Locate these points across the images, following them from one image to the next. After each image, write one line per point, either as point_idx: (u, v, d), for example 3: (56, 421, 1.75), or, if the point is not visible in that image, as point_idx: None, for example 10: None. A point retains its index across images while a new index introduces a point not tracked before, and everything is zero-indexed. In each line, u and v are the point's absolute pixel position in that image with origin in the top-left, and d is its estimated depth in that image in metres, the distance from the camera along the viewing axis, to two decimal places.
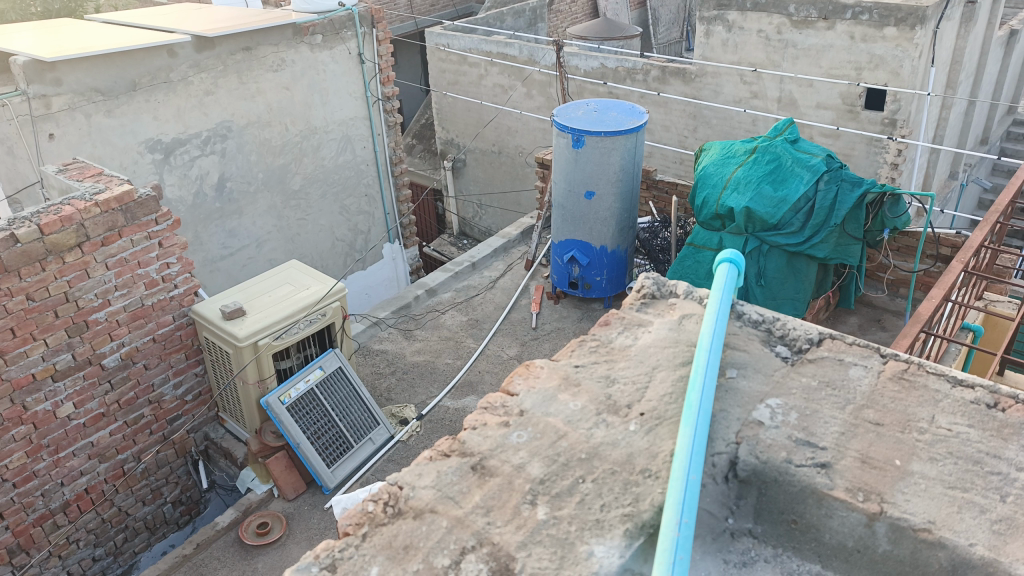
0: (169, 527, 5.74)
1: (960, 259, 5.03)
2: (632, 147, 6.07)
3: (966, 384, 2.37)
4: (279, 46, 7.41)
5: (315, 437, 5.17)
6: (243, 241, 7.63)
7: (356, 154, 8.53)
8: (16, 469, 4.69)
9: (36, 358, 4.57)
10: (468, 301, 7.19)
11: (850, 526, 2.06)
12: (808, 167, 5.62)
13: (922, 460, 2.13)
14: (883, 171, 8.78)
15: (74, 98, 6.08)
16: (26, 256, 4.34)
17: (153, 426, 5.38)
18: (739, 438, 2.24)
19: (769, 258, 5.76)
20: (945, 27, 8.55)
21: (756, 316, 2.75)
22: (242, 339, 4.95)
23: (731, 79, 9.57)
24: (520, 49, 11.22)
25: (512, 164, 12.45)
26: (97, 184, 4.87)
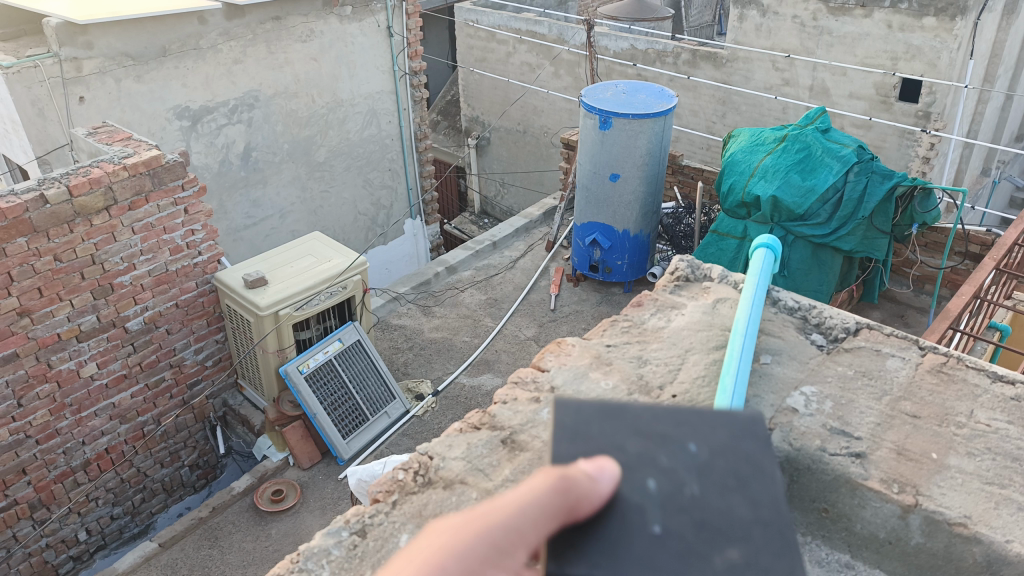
0: (185, 489, 5.85)
1: (993, 257, 4.93)
2: (659, 131, 5.99)
3: (1006, 380, 2.33)
4: (309, 17, 7.36)
5: (332, 408, 5.23)
6: (267, 211, 7.66)
7: (381, 129, 8.52)
8: (39, 427, 4.76)
9: (62, 318, 4.63)
10: (487, 280, 7.18)
11: (883, 517, 2.04)
12: (838, 158, 5.52)
13: (959, 454, 2.11)
14: (914, 164, 8.60)
15: (105, 62, 6.09)
16: (54, 217, 4.39)
17: (173, 391, 5.45)
18: (773, 424, 2.23)
19: (794, 248, 5.68)
20: (987, 19, 8.31)
21: (792, 303, 2.73)
22: (263, 309, 4.98)
23: (763, 65, 9.42)
24: (549, 27, 11.12)
25: (537, 144, 12.36)
26: (125, 149, 4.90)
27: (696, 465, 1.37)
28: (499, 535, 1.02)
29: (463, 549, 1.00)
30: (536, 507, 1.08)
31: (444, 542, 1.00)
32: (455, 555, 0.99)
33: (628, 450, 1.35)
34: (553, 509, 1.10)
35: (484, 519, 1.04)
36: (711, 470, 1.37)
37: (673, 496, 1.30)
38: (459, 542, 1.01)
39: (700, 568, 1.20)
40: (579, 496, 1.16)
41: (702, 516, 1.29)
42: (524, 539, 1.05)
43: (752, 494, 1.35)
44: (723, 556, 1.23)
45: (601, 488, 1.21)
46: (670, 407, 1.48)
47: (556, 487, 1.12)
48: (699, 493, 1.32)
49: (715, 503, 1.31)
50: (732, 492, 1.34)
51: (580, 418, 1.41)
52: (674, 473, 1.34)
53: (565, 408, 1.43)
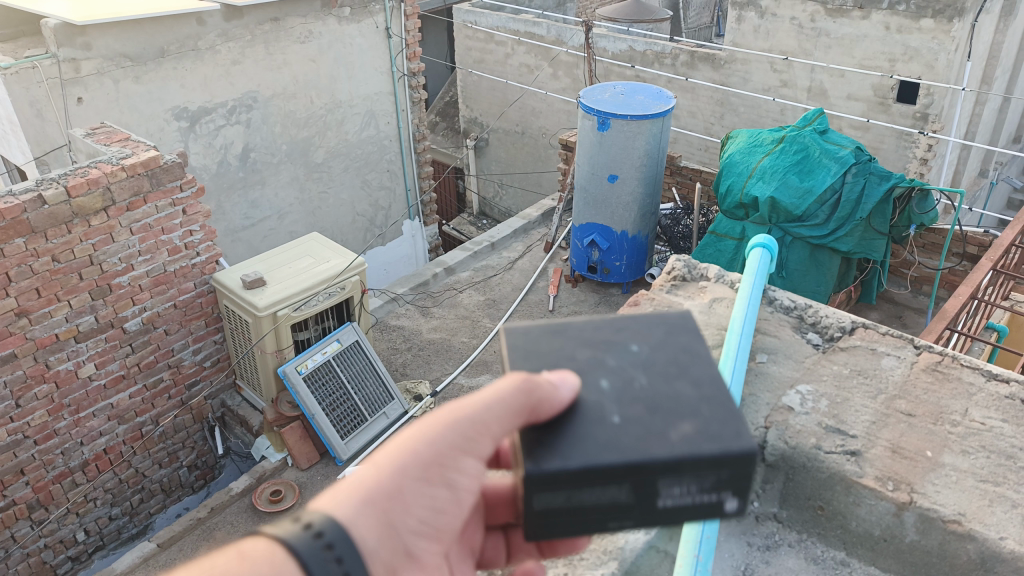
0: (183, 490, 5.85)
1: (990, 258, 4.94)
2: (657, 132, 6.00)
3: (1001, 379, 2.35)
4: (308, 18, 7.37)
5: (330, 409, 5.23)
6: (265, 212, 7.67)
7: (380, 130, 8.53)
8: (37, 427, 4.76)
9: (60, 319, 4.63)
10: (486, 281, 7.19)
11: (877, 515, 2.05)
12: (836, 159, 5.53)
13: (954, 452, 2.12)
14: (912, 166, 8.61)
15: (104, 63, 6.09)
16: (53, 217, 4.39)
17: (171, 391, 5.45)
18: (768, 422, 2.24)
19: (792, 249, 5.70)
20: (985, 21, 8.33)
21: (788, 302, 2.74)
22: (262, 309, 4.98)
23: (761, 67, 9.43)
24: (548, 28, 11.13)
25: (535, 145, 12.37)
26: (123, 149, 4.90)
27: (639, 358, 1.41)
28: (461, 430, 1.16)
29: (431, 441, 1.14)
30: (501, 406, 1.18)
31: (408, 434, 1.14)
32: (423, 442, 1.14)
33: (576, 358, 1.41)
34: (518, 408, 1.19)
35: (450, 418, 1.16)
36: (655, 360, 1.41)
37: (624, 390, 1.33)
38: (424, 434, 1.15)
39: (661, 442, 1.23)
40: (543, 400, 1.24)
41: (657, 404, 1.31)
42: (488, 431, 1.18)
43: (694, 375, 1.36)
44: (677, 429, 1.24)
45: (564, 393, 1.28)
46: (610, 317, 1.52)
47: (520, 387, 1.21)
48: (648, 383, 1.35)
49: (664, 391, 1.34)
50: (679, 376, 1.37)
51: (529, 340, 1.45)
52: (623, 371, 1.38)
53: (513, 335, 1.47)
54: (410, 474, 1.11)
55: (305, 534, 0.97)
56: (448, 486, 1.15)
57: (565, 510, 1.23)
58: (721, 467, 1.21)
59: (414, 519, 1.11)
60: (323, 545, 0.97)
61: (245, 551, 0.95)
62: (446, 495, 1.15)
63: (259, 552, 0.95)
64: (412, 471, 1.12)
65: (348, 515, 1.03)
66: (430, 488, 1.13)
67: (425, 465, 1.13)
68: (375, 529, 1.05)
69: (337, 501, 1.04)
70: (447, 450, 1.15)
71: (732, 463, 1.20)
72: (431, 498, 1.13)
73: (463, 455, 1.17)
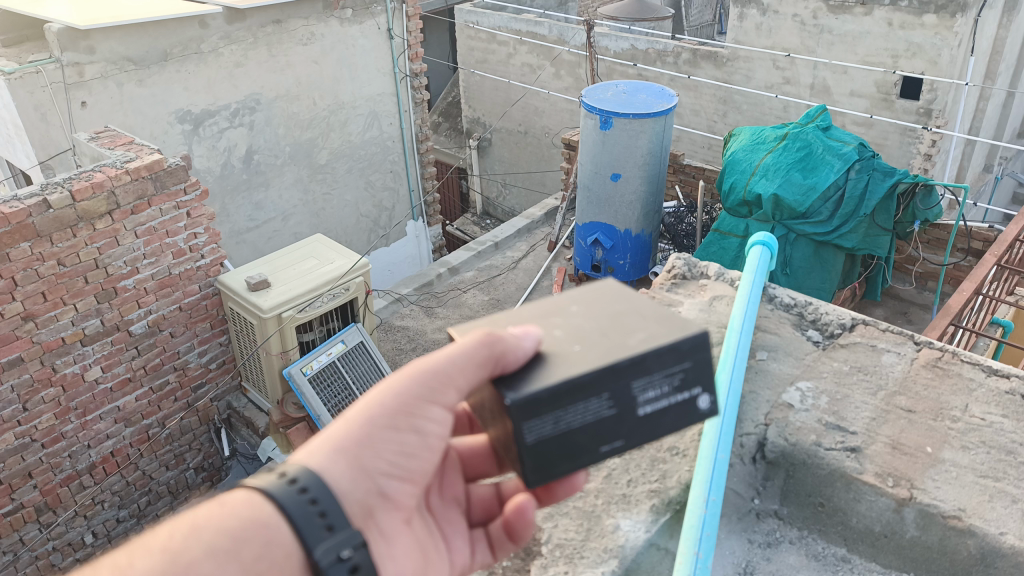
0: (191, 492, 5.88)
1: (994, 253, 4.93)
2: (660, 131, 6.00)
3: (1002, 374, 2.34)
4: (310, 20, 7.39)
5: (335, 410, 5.24)
6: (269, 213, 7.69)
7: (383, 131, 8.55)
8: (44, 431, 4.79)
9: (66, 322, 4.66)
10: (490, 281, 7.20)
11: (877, 511, 2.05)
12: (839, 156, 5.52)
13: (954, 448, 2.12)
14: (916, 162, 8.59)
15: (108, 67, 6.12)
16: (58, 221, 4.41)
17: (177, 393, 5.48)
18: (769, 420, 2.25)
19: (795, 247, 5.69)
20: (988, 15, 8.31)
21: (788, 299, 2.75)
22: (266, 311, 5.00)
23: (764, 64, 9.43)
24: (549, 28, 11.14)
25: (538, 145, 12.37)
26: (128, 153, 4.93)
27: (584, 309, 1.48)
28: (426, 382, 1.21)
29: (396, 393, 1.20)
30: (465, 358, 1.22)
31: (375, 390, 1.21)
32: (390, 394, 1.20)
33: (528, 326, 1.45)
34: (482, 360, 1.23)
35: (415, 372, 1.22)
36: (598, 307, 1.49)
37: (579, 330, 1.40)
38: (390, 387, 1.21)
39: (624, 350, 1.30)
40: (510, 352, 1.25)
41: (612, 331, 1.38)
42: (453, 384, 1.22)
43: (634, 306, 1.46)
44: (632, 337, 1.33)
45: (534, 342, 1.30)
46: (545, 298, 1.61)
47: (480, 341, 1.24)
48: (598, 321, 1.42)
49: (611, 320, 1.41)
50: (622, 310, 1.45)
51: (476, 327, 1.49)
52: (571, 321, 1.44)
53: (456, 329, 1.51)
54: (379, 423, 1.18)
55: (285, 486, 1.07)
56: (417, 432, 1.21)
57: (554, 436, 1.26)
58: (681, 357, 1.30)
59: (385, 462, 1.18)
60: (301, 492, 1.07)
61: (225, 499, 1.06)
62: (416, 441, 1.21)
63: (237, 500, 1.06)
64: (379, 421, 1.19)
65: (319, 464, 1.12)
66: (398, 434, 1.20)
67: (393, 414, 1.20)
68: (348, 471, 1.14)
69: (309, 453, 1.13)
70: (412, 400, 1.21)
71: (692, 353, 1.30)
72: (401, 444, 1.20)
73: (429, 404, 1.22)
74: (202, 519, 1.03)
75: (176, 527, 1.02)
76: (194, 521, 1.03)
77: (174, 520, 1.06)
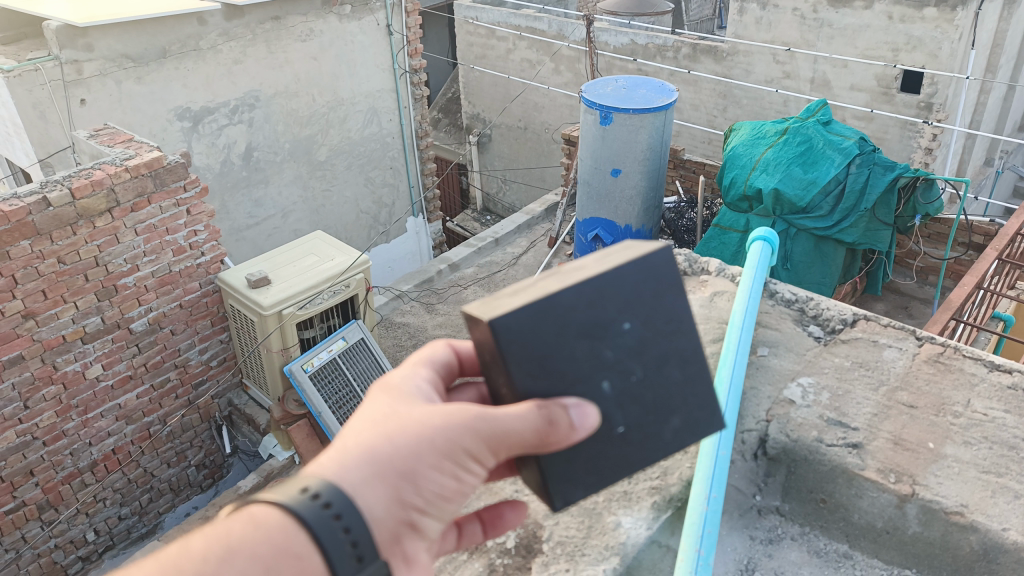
0: (192, 489, 5.89)
1: (994, 247, 4.93)
2: (660, 125, 5.97)
3: (1004, 369, 2.34)
4: (308, 16, 7.37)
5: (336, 407, 5.24)
6: (269, 211, 7.67)
7: (382, 127, 8.54)
8: (46, 429, 4.78)
9: (67, 320, 4.65)
10: (490, 277, 7.19)
11: (879, 506, 2.04)
12: (840, 150, 5.50)
13: (956, 443, 2.11)
14: (917, 156, 8.56)
15: (106, 64, 6.10)
16: (57, 219, 4.40)
17: (178, 391, 5.48)
18: (770, 416, 2.25)
19: (796, 241, 5.66)
20: (988, 8, 8.28)
21: (789, 295, 2.75)
22: (266, 308, 4.99)
23: (764, 58, 9.41)
24: (549, 23, 11.10)
25: (538, 140, 12.35)
26: (127, 150, 4.92)
27: (635, 344, 1.43)
28: (477, 437, 1.21)
29: (445, 435, 1.19)
30: (521, 437, 1.23)
31: (426, 423, 1.19)
32: (439, 434, 1.19)
33: (579, 361, 1.38)
34: (535, 437, 1.24)
35: (468, 423, 1.20)
36: (646, 342, 1.44)
37: (626, 392, 1.42)
38: (440, 427, 1.19)
39: (658, 444, 1.46)
40: (559, 441, 1.26)
41: (653, 401, 1.45)
42: (501, 449, 1.22)
43: (680, 354, 1.48)
44: (669, 424, 1.47)
45: (589, 429, 1.29)
46: (601, 281, 1.40)
47: (540, 422, 1.24)
48: (644, 378, 1.44)
49: (655, 381, 1.45)
50: (667, 358, 1.46)
51: (528, 348, 1.34)
52: (621, 364, 1.41)
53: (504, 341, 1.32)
54: (424, 460, 1.17)
55: (309, 502, 1.06)
56: (456, 478, 1.20)
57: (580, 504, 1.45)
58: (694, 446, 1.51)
59: (420, 498, 1.17)
60: (327, 511, 1.07)
61: (258, 516, 1.06)
62: (453, 485, 1.20)
63: (269, 519, 1.05)
64: (423, 458, 1.17)
65: (352, 484, 1.11)
66: (440, 475, 1.18)
67: (438, 454, 1.18)
68: (382, 500, 1.13)
69: (344, 469, 1.12)
70: (460, 448, 1.20)
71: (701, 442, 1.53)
72: (440, 486, 1.18)
73: (474, 458, 1.21)
74: (236, 540, 1.03)
75: (212, 543, 1.04)
76: (228, 542, 1.04)
77: (202, 530, 1.08)
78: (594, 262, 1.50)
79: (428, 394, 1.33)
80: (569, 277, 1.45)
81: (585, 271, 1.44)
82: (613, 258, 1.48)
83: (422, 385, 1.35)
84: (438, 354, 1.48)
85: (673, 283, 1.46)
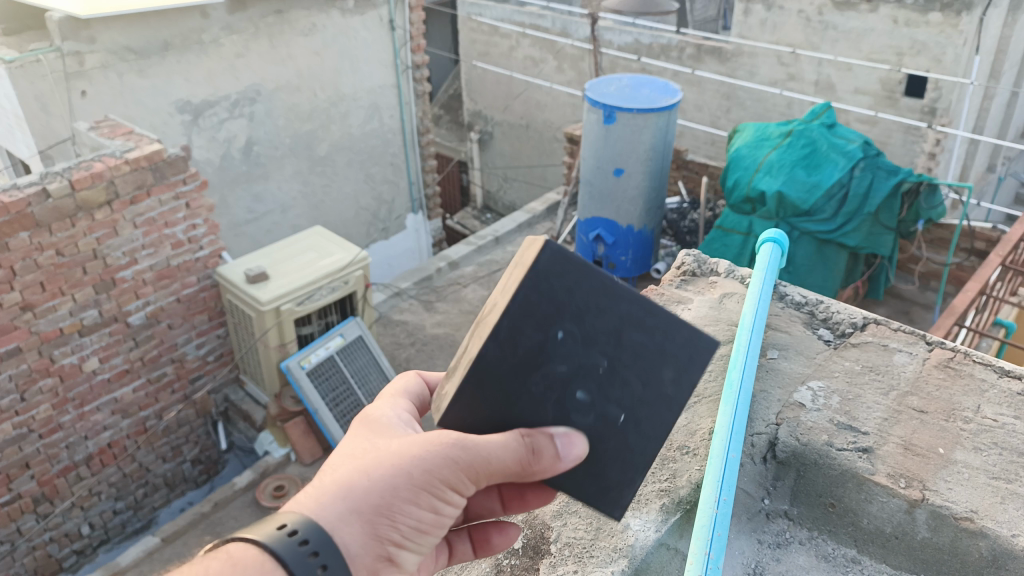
0: (187, 484, 5.87)
1: (998, 253, 4.91)
2: (664, 126, 5.95)
3: (1013, 375, 2.33)
4: (311, 11, 7.35)
5: (334, 404, 5.22)
6: (268, 206, 7.64)
7: (383, 123, 8.52)
8: (42, 421, 4.75)
9: (64, 313, 4.62)
10: (490, 276, 7.17)
11: (889, 512, 2.03)
12: (844, 153, 5.47)
13: (966, 449, 2.10)
14: (920, 160, 8.54)
15: (108, 57, 6.07)
16: (57, 211, 4.38)
17: (175, 385, 5.45)
18: (780, 419, 2.24)
19: (798, 244, 5.63)
20: (994, 14, 8.26)
21: (799, 298, 2.74)
22: (265, 304, 4.96)
23: (768, 60, 9.39)
24: (553, 21, 11.24)
25: (539, 139, 12.33)
26: (127, 143, 4.89)
27: (582, 343, 1.30)
28: (456, 468, 1.21)
29: (423, 465, 1.20)
30: (501, 465, 1.22)
31: (404, 455, 1.21)
32: (418, 466, 1.20)
33: (540, 403, 1.31)
34: (514, 466, 1.24)
35: (446, 453, 1.21)
36: (591, 330, 1.30)
37: (604, 386, 1.33)
38: (418, 460, 1.21)
39: (663, 395, 1.37)
40: (543, 469, 1.26)
41: (636, 374, 1.35)
42: (480, 479, 1.23)
43: (632, 318, 1.33)
44: (664, 377, 1.36)
45: (575, 459, 1.29)
46: (502, 317, 1.26)
47: (514, 451, 1.23)
48: (613, 362, 1.33)
49: (626, 356, 1.33)
50: (622, 328, 1.32)
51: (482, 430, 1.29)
52: (584, 373, 1.31)
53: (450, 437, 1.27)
54: (400, 494, 1.19)
55: (288, 540, 1.11)
56: (434, 508, 1.22)
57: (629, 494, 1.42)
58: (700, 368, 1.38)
59: (398, 531, 1.20)
60: (304, 547, 1.11)
61: (237, 556, 1.10)
62: (430, 518, 1.23)
63: (248, 557, 1.10)
64: (401, 490, 1.19)
65: (330, 520, 1.15)
66: (418, 508, 1.21)
67: (416, 488, 1.20)
68: (359, 535, 1.16)
69: (323, 505, 1.16)
70: (437, 480, 1.21)
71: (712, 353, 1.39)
72: (418, 518, 1.21)
73: (453, 487, 1.22)
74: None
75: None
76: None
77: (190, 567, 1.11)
78: (501, 289, 1.35)
79: (410, 426, 1.36)
80: (484, 327, 1.34)
81: (491, 313, 1.31)
82: (508, 282, 1.34)
83: (404, 416, 1.38)
84: (412, 385, 1.52)
85: (577, 258, 1.28)
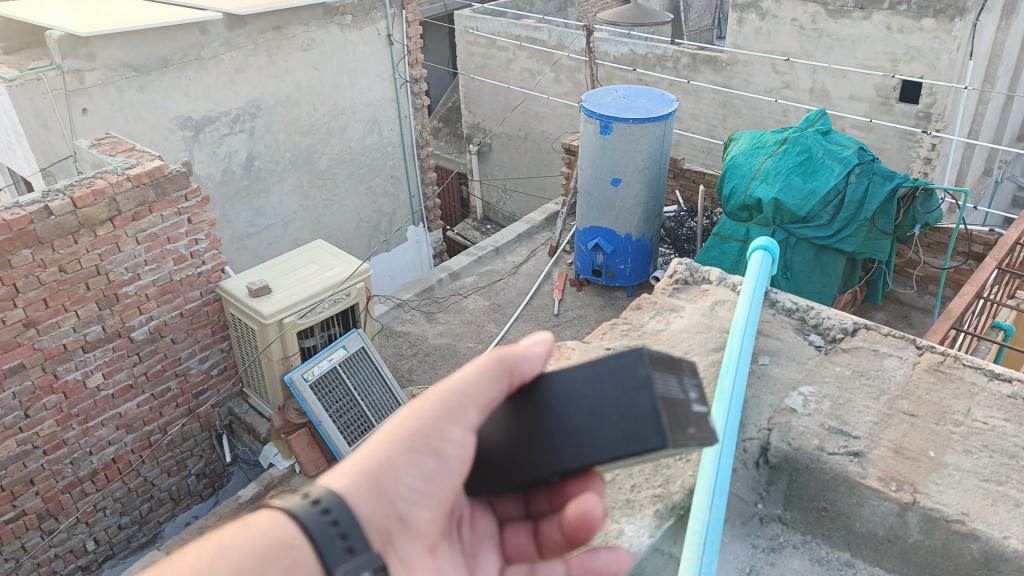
0: (192, 499, 5.88)
1: (993, 256, 4.91)
2: (660, 135, 6.00)
3: (1003, 378, 2.36)
4: (310, 26, 7.42)
5: (336, 416, 5.22)
6: (270, 220, 7.69)
7: (383, 136, 8.57)
8: (46, 437, 4.78)
9: (68, 329, 4.66)
10: (491, 286, 7.22)
11: (881, 515, 2.05)
12: (839, 160, 5.51)
13: (957, 452, 2.12)
14: (916, 165, 8.60)
15: (108, 73, 6.12)
16: (59, 228, 4.42)
17: (179, 400, 5.47)
18: (771, 424, 2.26)
19: (796, 251, 5.69)
20: (986, 19, 8.32)
21: (790, 304, 2.77)
22: (267, 317, 5.00)
23: (763, 68, 9.46)
24: (549, 33, 11.15)
25: (538, 149, 12.39)
26: (129, 159, 4.94)
27: None
28: (441, 403, 1.10)
29: (413, 413, 1.09)
30: (484, 379, 1.12)
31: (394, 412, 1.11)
32: (408, 415, 1.09)
33: None
34: (496, 374, 1.12)
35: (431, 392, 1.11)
36: None
37: None
38: (408, 411, 1.10)
39: None
40: (524, 366, 1.15)
41: None
42: (472, 403, 1.11)
43: None
44: None
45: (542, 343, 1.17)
46: None
47: (491, 359, 1.13)
48: None
49: None
50: None
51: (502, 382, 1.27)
52: None
53: None
54: (397, 448, 1.07)
55: (311, 509, 0.94)
56: (438, 455, 1.09)
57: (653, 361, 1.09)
58: None
59: (406, 488, 1.06)
60: (326, 517, 0.94)
61: (250, 518, 0.93)
62: (437, 468, 1.09)
63: (261, 519, 0.92)
64: (399, 444, 1.07)
65: (344, 488, 1.01)
66: (420, 459, 1.08)
67: (410, 438, 1.08)
68: (370, 499, 1.02)
69: (332, 477, 1.03)
70: (429, 421, 1.09)
71: None
72: (424, 469, 1.08)
73: (448, 423, 1.10)
74: (228, 541, 0.91)
75: (202, 548, 0.91)
76: (219, 543, 0.91)
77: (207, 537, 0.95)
78: None
79: None
80: None
81: None
82: None
83: None
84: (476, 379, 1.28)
85: None
